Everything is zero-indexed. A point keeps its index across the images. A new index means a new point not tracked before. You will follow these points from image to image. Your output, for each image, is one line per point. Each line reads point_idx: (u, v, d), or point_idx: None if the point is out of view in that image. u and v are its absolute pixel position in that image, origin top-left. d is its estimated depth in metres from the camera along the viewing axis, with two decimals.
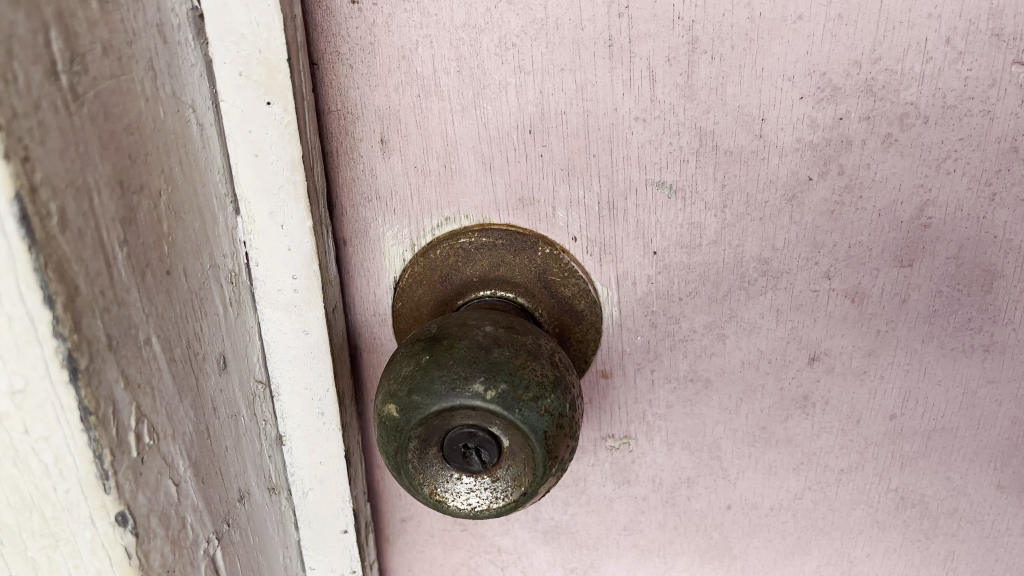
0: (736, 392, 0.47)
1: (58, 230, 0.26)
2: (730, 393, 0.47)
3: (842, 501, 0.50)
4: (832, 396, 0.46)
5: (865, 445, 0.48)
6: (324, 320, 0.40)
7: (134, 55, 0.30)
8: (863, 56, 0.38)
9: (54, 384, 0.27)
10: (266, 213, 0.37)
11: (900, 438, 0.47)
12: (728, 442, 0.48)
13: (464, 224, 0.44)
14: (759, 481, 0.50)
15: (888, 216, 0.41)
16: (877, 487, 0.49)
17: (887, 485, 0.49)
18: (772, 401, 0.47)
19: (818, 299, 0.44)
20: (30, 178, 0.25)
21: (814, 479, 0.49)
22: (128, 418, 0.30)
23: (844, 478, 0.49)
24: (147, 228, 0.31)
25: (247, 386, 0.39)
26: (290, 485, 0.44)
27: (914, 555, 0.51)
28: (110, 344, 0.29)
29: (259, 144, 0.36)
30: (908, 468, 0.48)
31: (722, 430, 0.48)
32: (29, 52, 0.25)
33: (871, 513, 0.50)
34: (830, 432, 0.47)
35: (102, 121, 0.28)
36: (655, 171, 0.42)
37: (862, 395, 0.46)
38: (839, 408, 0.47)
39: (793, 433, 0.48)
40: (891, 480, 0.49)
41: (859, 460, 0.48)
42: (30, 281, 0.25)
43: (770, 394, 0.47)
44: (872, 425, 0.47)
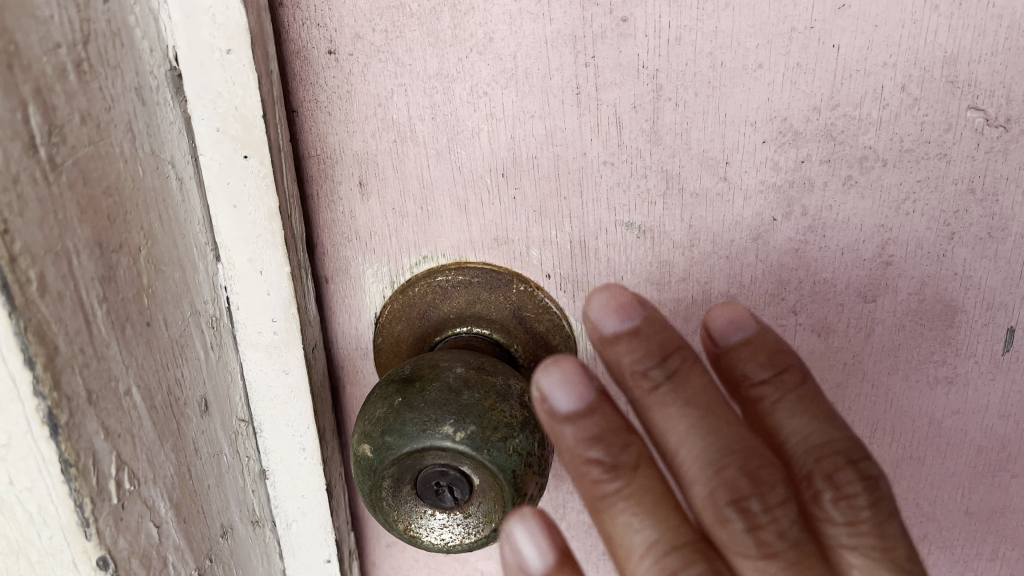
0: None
1: (37, 294, 0.28)
2: None
3: None
4: None
5: None
6: (303, 360, 0.41)
7: (112, 120, 0.31)
8: (822, 102, 0.40)
9: (36, 439, 0.29)
10: (245, 260, 0.38)
11: None
12: None
13: (442, 262, 0.46)
14: None
15: (851, 254, 0.43)
16: None
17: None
18: None
19: (785, 334, 0.45)
20: (10, 250, 0.26)
21: None
22: (108, 466, 0.31)
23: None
24: (127, 283, 0.32)
25: (229, 425, 0.40)
26: (274, 517, 0.45)
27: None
28: (90, 398, 0.30)
29: (237, 196, 0.37)
30: None
31: None
32: (8, 130, 0.26)
33: None
34: None
35: (81, 187, 0.30)
36: (624, 212, 0.43)
37: None
38: None
39: None
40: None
41: None
42: (11, 343, 0.27)
43: None
44: None
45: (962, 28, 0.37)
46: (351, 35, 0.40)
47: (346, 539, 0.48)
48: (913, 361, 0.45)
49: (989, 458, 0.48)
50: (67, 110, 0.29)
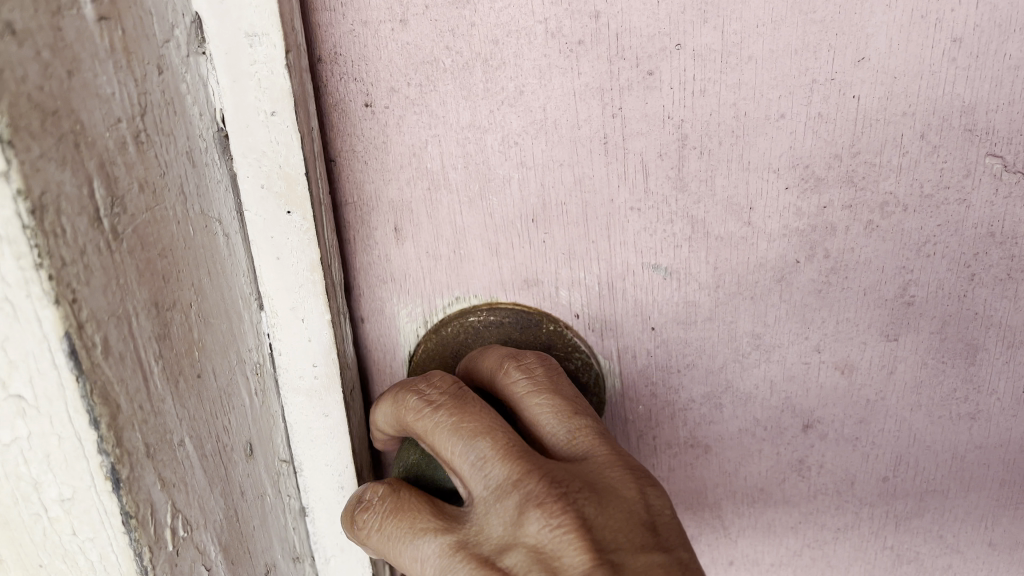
0: (735, 457, 0.50)
1: (102, 358, 0.29)
2: (729, 457, 0.50)
3: (839, 558, 0.53)
4: (826, 460, 0.49)
5: (860, 506, 0.51)
6: (342, 402, 0.42)
7: (166, 184, 0.33)
8: (843, 149, 0.41)
9: (99, 492, 0.30)
10: (287, 308, 0.40)
11: (893, 498, 0.50)
12: (729, 502, 0.52)
13: (474, 302, 0.47)
14: (759, 538, 0.53)
15: (873, 294, 0.44)
16: (874, 545, 0.52)
17: (883, 543, 0.52)
18: (769, 464, 0.50)
19: (809, 371, 0.47)
20: (77, 317, 0.28)
21: (812, 538, 0.53)
22: (164, 515, 0.33)
23: (840, 536, 0.52)
24: (180, 338, 0.34)
25: (272, 466, 0.42)
26: (314, 551, 0.46)
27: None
28: (148, 452, 0.32)
29: (281, 248, 0.39)
30: (903, 527, 0.51)
31: (723, 491, 0.51)
32: (75, 205, 0.28)
33: (868, 569, 0.53)
34: (825, 493, 0.50)
35: (139, 252, 0.31)
36: (650, 255, 0.45)
37: (855, 458, 0.49)
38: (833, 470, 0.49)
39: (791, 493, 0.51)
40: (887, 538, 0.52)
41: (855, 519, 0.51)
42: (78, 405, 0.29)
43: (766, 458, 0.50)
44: (866, 486, 0.50)
45: (980, 79, 0.38)
46: (387, 89, 0.42)
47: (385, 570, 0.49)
48: (935, 398, 0.46)
49: (1012, 491, 0.49)
50: (127, 179, 0.31)
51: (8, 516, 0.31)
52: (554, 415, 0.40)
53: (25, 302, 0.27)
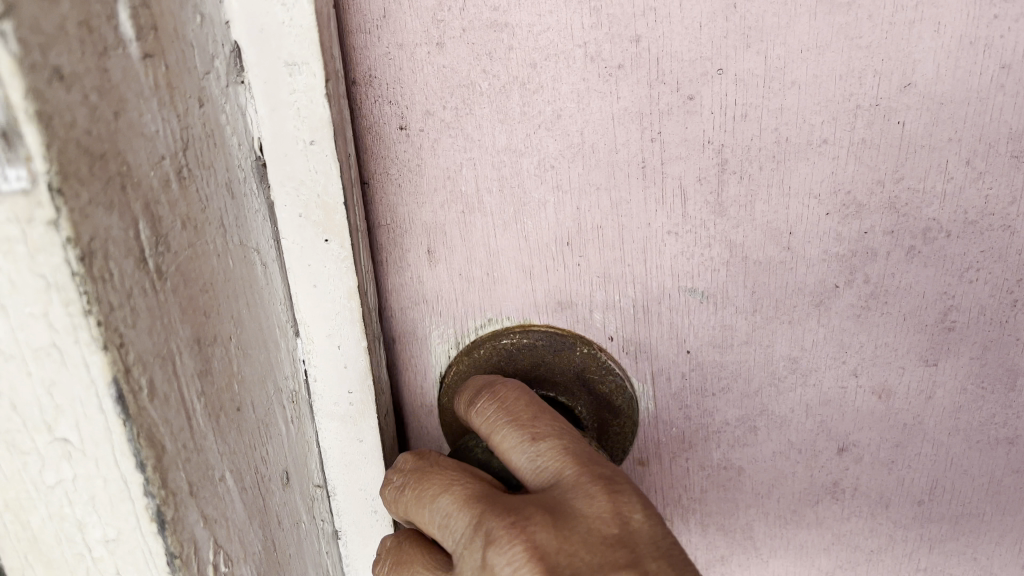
0: (768, 480, 0.49)
1: (148, 400, 0.29)
2: (762, 479, 0.49)
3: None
4: (861, 483, 0.49)
5: (894, 528, 0.50)
6: (377, 428, 0.42)
7: (207, 218, 0.33)
8: (885, 175, 0.40)
9: (144, 533, 0.30)
10: (323, 335, 0.40)
11: (928, 521, 0.50)
12: (761, 524, 0.51)
13: (507, 324, 0.46)
14: (791, 558, 0.53)
15: (913, 319, 0.43)
16: (908, 567, 0.52)
17: (917, 565, 0.52)
18: (803, 487, 0.49)
19: (846, 395, 0.46)
20: (125, 361, 0.28)
21: (845, 559, 0.52)
22: (207, 552, 0.32)
23: (873, 557, 0.52)
24: (221, 373, 0.34)
25: (307, 492, 0.42)
26: (345, 573, 0.46)
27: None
28: (191, 490, 0.31)
29: (318, 276, 0.38)
30: (937, 549, 0.51)
31: (755, 513, 0.51)
32: (121, 248, 0.27)
33: None
34: (859, 515, 0.50)
35: (182, 289, 0.31)
36: (687, 279, 0.44)
37: (890, 482, 0.48)
38: (868, 493, 0.49)
39: (824, 515, 0.50)
40: (920, 560, 0.52)
41: (889, 541, 0.51)
42: (124, 449, 0.28)
43: (800, 480, 0.49)
44: (901, 509, 0.49)
45: None
46: (422, 112, 0.41)
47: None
48: (974, 422, 0.46)
49: None
50: (171, 217, 0.30)
51: (51, 554, 0.31)
52: (514, 446, 0.39)
53: (73, 347, 0.27)
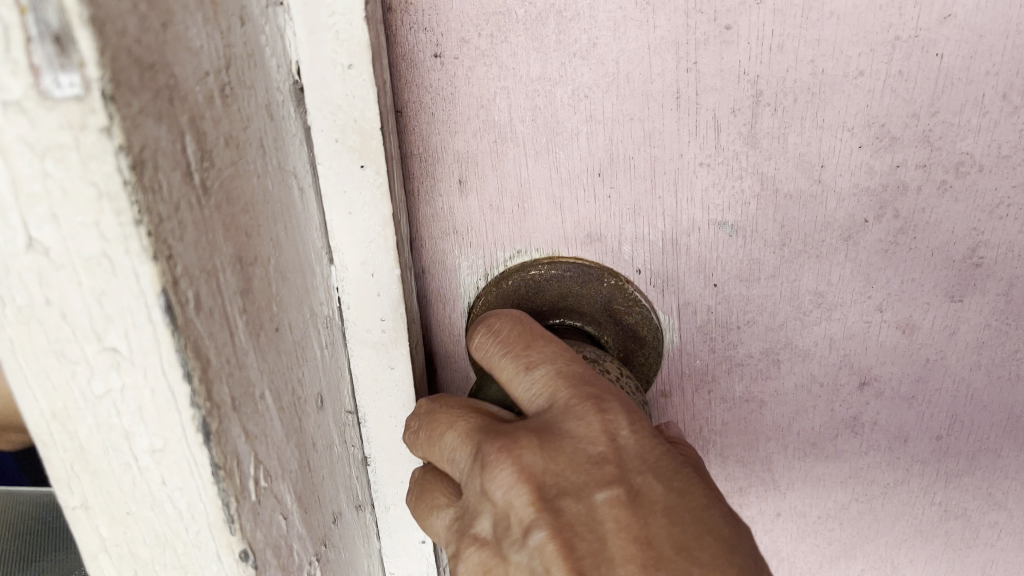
0: (789, 413, 0.50)
1: (194, 313, 0.29)
2: (783, 412, 0.50)
3: (886, 513, 0.54)
4: (880, 417, 0.49)
5: (911, 462, 0.51)
6: (408, 357, 0.43)
7: (248, 138, 0.33)
8: (920, 108, 0.40)
9: (190, 444, 0.30)
10: (357, 262, 0.40)
11: (945, 456, 0.50)
12: (780, 456, 0.52)
13: (536, 257, 0.47)
14: (808, 491, 0.53)
15: (940, 255, 0.44)
16: (923, 501, 0.53)
17: (932, 499, 0.53)
18: (823, 420, 0.50)
19: (870, 329, 0.46)
20: (173, 272, 0.28)
21: (861, 492, 0.53)
22: (248, 466, 0.33)
23: (889, 491, 0.53)
24: (261, 293, 0.34)
25: (339, 417, 0.42)
26: (374, 499, 0.47)
27: (955, 561, 0.56)
28: (234, 405, 0.32)
29: (353, 203, 0.39)
30: (953, 484, 0.52)
31: (774, 446, 0.52)
32: (170, 160, 0.28)
33: (914, 523, 0.54)
34: (877, 449, 0.51)
35: (225, 207, 0.31)
36: (717, 212, 0.44)
37: (910, 416, 0.49)
38: (887, 427, 0.50)
39: (842, 449, 0.51)
40: (936, 495, 0.52)
41: (905, 475, 0.52)
42: (172, 359, 0.29)
43: (821, 413, 0.50)
44: (919, 444, 0.50)
45: None
46: (458, 40, 0.41)
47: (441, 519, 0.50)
48: (996, 358, 0.46)
49: None
50: (215, 134, 0.30)
51: (97, 464, 0.32)
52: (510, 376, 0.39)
53: (123, 257, 0.27)
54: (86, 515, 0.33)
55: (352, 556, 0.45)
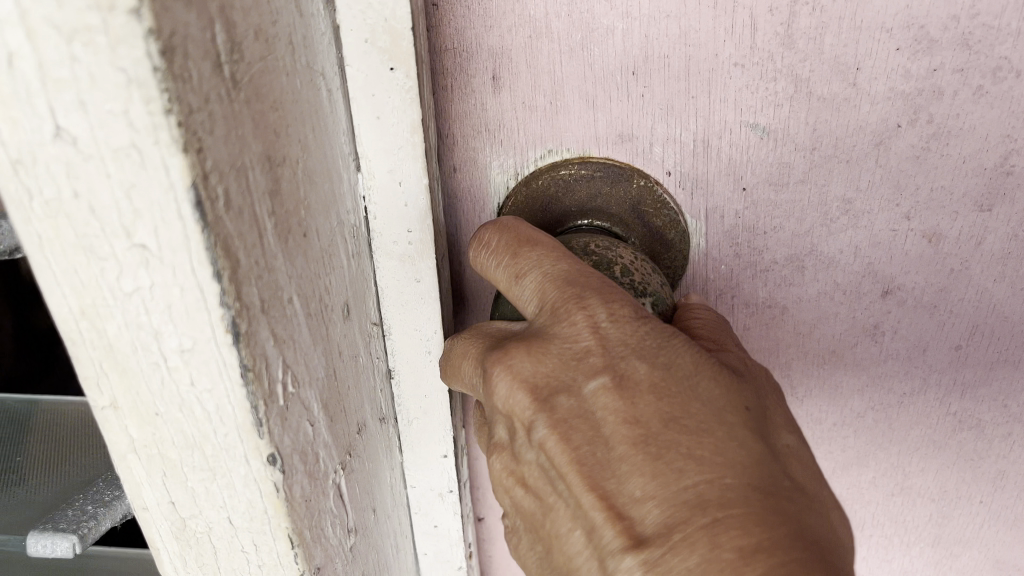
0: (811, 319, 0.49)
1: (224, 211, 0.29)
2: (805, 318, 0.50)
3: (901, 422, 0.53)
4: (901, 327, 0.49)
5: (929, 372, 0.50)
6: (434, 269, 0.42)
7: (277, 33, 0.32)
8: (961, 10, 0.38)
9: (219, 345, 0.30)
10: (385, 170, 0.39)
11: (963, 365, 0.50)
12: (799, 362, 0.52)
13: (567, 156, 0.46)
14: (824, 398, 0.53)
15: (972, 163, 0.42)
16: (937, 411, 0.52)
17: (947, 409, 0.52)
18: (845, 327, 0.49)
19: (896, 238, 0.46)
20: (203, 167, 0.27)
21: (877, 400, 0.52)
22: (276, 370, 0.33)
23: (906, 401, 0.52)
24: (289, 196, 0.33)
25: (365, 329, 0.42)
26: (397, 413, 0.47)
27: (966, 472, 0.55)
28: (263, 307, 0.31)
29: (381, 107, 0.38)
30: (969, 395, 0.51)
31: (794, 352, 0.51)
32: (199, 49, 0.27)
33: (928, 433, 0.53)
34: (896, 358, 0.50)
35: (255, 103, 0.30)
36: (749, 113, 0.43)
37: (932, 326, 0.48)
38: (907, 336, 0.49)
39: (861, 357, 0.50)
40: (952, 405, 0.52)
41: (922, 385, 0.51)
42: (202, 257, 0.28)
43: (842, 321, 0.49)
44: (938, 354, 0.50)
45: None
46: None
47: (463, 434, 0.50)
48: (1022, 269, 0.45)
49: None
50: (243, 24, 0.29)
51: (127, 364, 0.31)
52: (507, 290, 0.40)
53: (153, 149, 0.26)
54: (115, 415, 0.33)
55: (377, 469, 0.45)
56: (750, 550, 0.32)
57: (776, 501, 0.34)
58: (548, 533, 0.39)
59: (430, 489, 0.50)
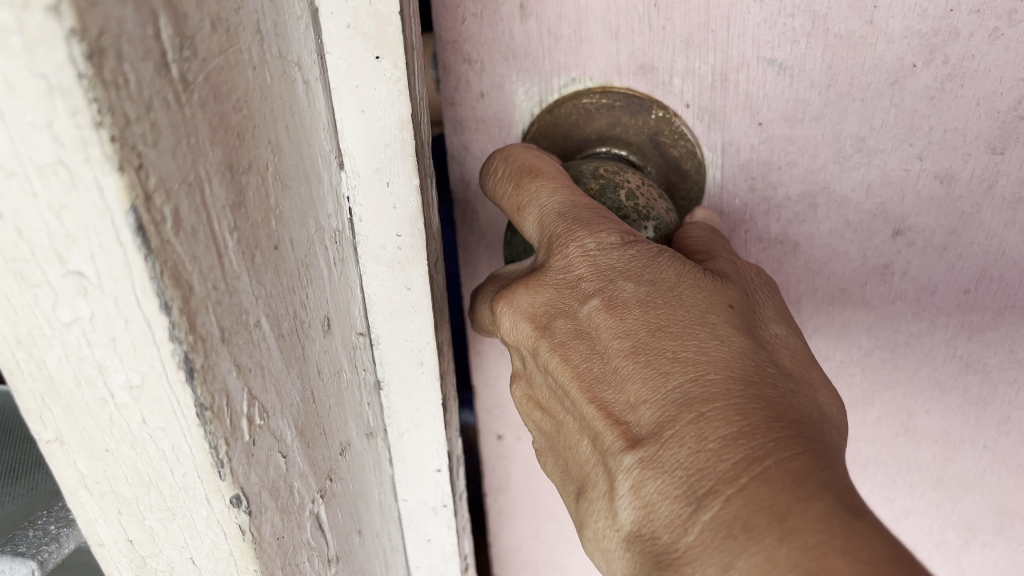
0: (822, 256, 0.51)
1: (172, 233, 0.25)
2: (816, 255, 0.51)
3: (909, 363, 0.54)
4: (911, 267, 0.50)
5: (937, 314, 0.51)
6: (426, 276, 0.38)
7: (241, 22, 0.28)
8: None
9: (171, 382, 0.26)
10: (371, 169, 0.35)
11: (970, 309, 0.51)
12: (809, 300, 0.53)
13: (589, 86, 0.48)
14: (833, 335, 0.54)
15: (986, 105, 0.44)
16: (944, 353, 0.53)
17: (953, 352, 0.53)
18: (854, 266, 0.51)
19: (908, 177, 0.47)
20: (145, 186, 0.23)
21: (886, 340, 0.53)
22: (240, 404, 0.29)
23: (912, 341, 0.53)
24: (256, 207, 0.29)
25: (349, 341, 0.38)
26: (386, 427, 0.44)
27: (972, 416, 0.55)
28: (223, 336, 0.28)
29: (366, 100, 0.34)
30: (975, 338, 0.52)
31: (806, 289, 0.52)
32: (139, 48, 0.22)
33: (934, 376, 0.54)
34: (904, 299, 0.51)
35: (212, 105, 0.26)
36: (767, 49, 0.45)
37: (940, 267, 0.50)
38: (916, 277, 0.50)
39: (871, 295, 0.52)
40: (958, 347, 0.53)
41: (930, 327, 0.52)
42: (146, 288, 0.24)
43: (852, 260, 0.51)
44: (946, 297, 0.51)
45: None
46: None
47: (457, 446, 0.46)
48: None
49: None
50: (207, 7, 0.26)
51: (70, 398, 0.28)
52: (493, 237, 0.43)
53: (83, 166, 0.22)
54: (61, 450, 0.29)
55: (362, 491, 0.41)
56: (733, 436, 0.31)
57: (761, 389, 0.33)
58: (561, 449, 0.41)
59: (422, 503, 0.47)
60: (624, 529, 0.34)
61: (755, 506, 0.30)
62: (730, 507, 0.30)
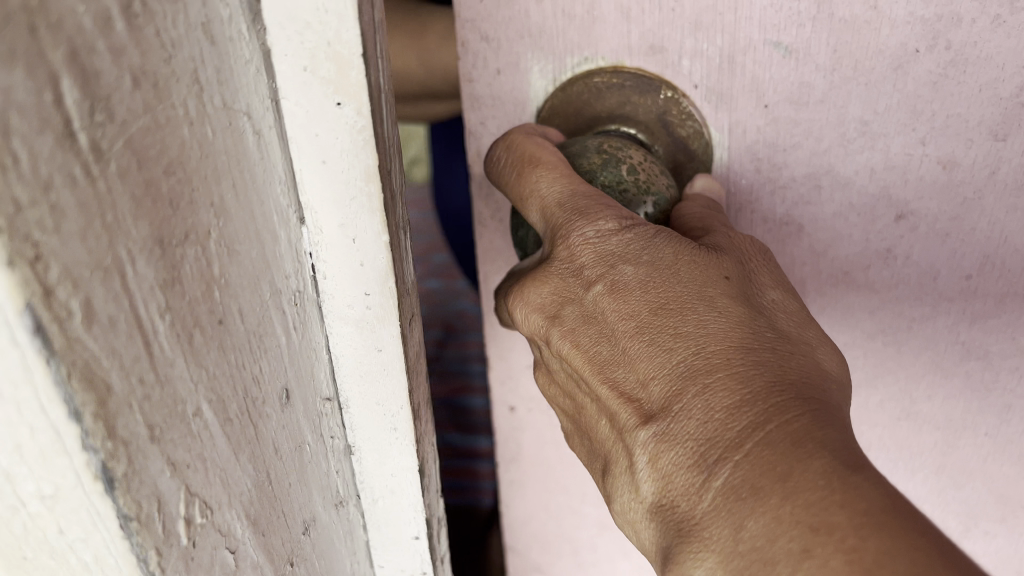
0: (826, 238, 0.51)
1: (83, 328, 0.21)
2: (819, 238, 0.51)
3: (910, 347, 0.54)
4: (913, 251, 0.50)
5: (939, 300, 0.51)
6: (398, 337, 0.35)
7: (173, 72, 0.24)
8: None
9: (89, 493, 0.23)
10: (335, 224, 0.32)
11: (972, 296, 0.51)
12: (812, 282, 0.53)
13: (601, 65, 0.49)
14: (835, 318, 0.54)
15: (988, 91, 0.44)
16: (946, 339, 0.53)
17: (955, 338, 0.53)
18: (857, 249, 0.51)
19: (910, 162, 0.47)
20: (44, 279, 0.19)
21: (888, 325, 0.53)
22: (176, 507, 0.26)
23: (914, 327, 0.53)
24: (195, 282, 0.26)
25: (312, 409, 0.35)
26: (359, 492, 0.40)
27: (974, 402, 0.55)
28: (153, 434, 0.24)
29: (327, 150, 0.30)
30: (978, 324, 0.52)
31: (808, 270, 0.52)
32: (37, 115, 0.19)
33: (936, 361, 0.54)
34: (907, 283, 0.51)
35: (135, 173, 0.23)
36: (773, 32, 0.45)
37: (942, 251, 0.49)
38: (918, 262, 0.50)
39: (874, 277, 0.52)
40: (960, 333, 0.52)
41: (932, 312, 0.52)
42: (51, 394, 0.21)
43: (856, 243, 0.51)
44: (948, 282, 0.50)
45: None
46: None
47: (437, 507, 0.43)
48: None
49: None
50: (131, 57, 0.22)
51: None
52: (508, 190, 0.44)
53: None
54: None
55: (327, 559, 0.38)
56: (737, 404, 0.32)
57: (759, 355, 0.34)
58: (584, 425, 0.42)
59: (400, 569, 0.44)
60: (646, 500, 0.35)
61: (759, 469, 0.31)
62: (738, 472, 0.31)
